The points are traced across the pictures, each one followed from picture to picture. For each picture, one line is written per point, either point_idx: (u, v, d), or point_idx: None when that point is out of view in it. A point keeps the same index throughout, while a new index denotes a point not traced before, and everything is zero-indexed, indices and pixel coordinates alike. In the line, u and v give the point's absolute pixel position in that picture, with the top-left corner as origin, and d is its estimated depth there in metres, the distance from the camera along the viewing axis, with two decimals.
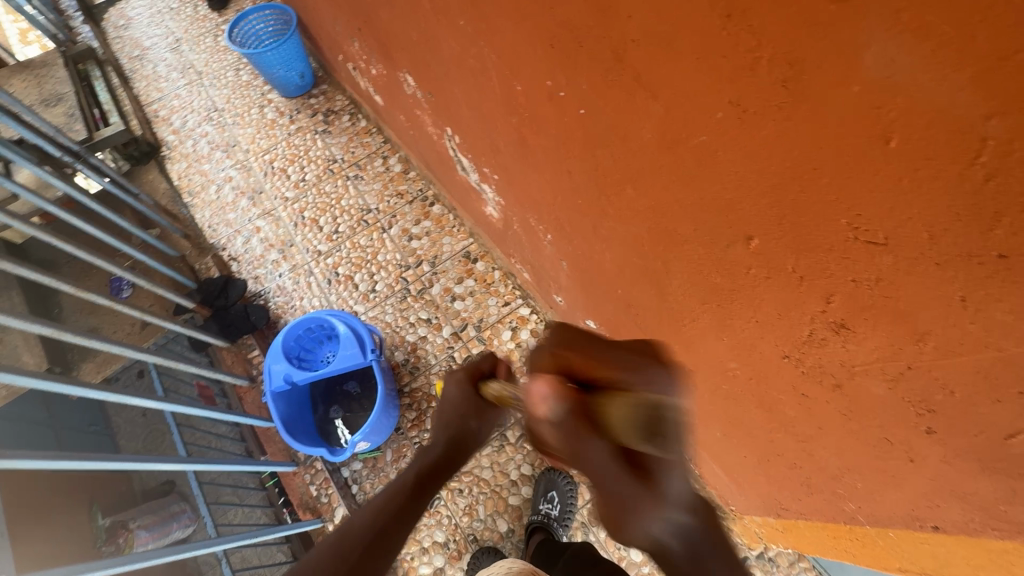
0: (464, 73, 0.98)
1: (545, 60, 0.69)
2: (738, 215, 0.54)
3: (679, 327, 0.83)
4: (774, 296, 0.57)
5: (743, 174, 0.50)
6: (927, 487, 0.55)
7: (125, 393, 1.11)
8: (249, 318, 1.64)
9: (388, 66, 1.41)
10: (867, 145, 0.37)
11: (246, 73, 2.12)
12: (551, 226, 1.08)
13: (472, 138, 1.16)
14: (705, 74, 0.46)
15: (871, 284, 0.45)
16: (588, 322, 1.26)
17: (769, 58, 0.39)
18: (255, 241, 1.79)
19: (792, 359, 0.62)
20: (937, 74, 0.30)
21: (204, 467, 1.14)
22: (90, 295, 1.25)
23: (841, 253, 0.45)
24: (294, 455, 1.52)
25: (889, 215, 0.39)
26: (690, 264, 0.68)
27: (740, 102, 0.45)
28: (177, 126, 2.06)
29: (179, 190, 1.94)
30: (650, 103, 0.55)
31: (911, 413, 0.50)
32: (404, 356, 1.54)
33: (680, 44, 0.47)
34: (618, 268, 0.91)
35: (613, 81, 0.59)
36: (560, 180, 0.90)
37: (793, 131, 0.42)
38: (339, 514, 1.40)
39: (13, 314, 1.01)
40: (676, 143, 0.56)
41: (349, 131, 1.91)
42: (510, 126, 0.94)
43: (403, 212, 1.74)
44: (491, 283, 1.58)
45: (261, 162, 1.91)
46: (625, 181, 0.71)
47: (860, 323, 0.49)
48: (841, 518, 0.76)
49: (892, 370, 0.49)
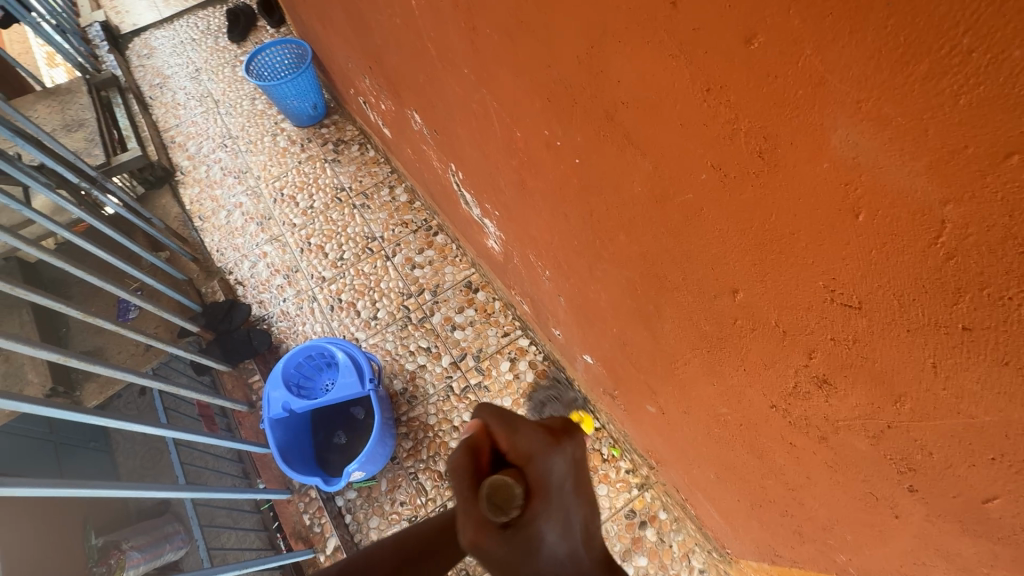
0: (468, 116, 1.02)
1: (542, 112, 0.73)
2: (723, 270, 0.56)
3: (672, 368, 0.85)
4: (760, 347, 0.59)
5: (727, 232, 0.51)
6: (911, 543, 0.55)
7: (123, 419, 1.12)
8: (251, 342, 1.65)
9: (397, 103, 1.46)
10: (839, 217, 0.39)
11: (261, 102, 2.20)
12: (549, 263, 1.10)
13: (475, 176, 1.20)
14: (689, 139, 0.48)
15: (849, 344, 0.46)
16: (585, 357, 1.27)
17: (746, 130, 0.42)
18: (261, 266, 1.83)
19: (780, 409, 0.63)
20: (894, 161, 0.32)
21: (199, 495, 1.14)
22: (96, 320, 1.27)
23: (819, 313, 0.47)
24: (289, 482, 1.51)
25: (861, 283, 0.41)
26: (680, 310, 0.70)
27: (721, 167, 0.47)
28: (192, 152, 2.13)
29: (191, 214, 1.99)
30: (639, 159, 0.58)
31: (894, 470, 0.50)
32: (402, 385, 1.55)
33: (665, 110, 0.49)
34: (613, 308, 0.93)
35: (605, 137, 0.62)
36: (557, 220, 0.92)
37: (770, 196, 0.44)
38: (332, 545, 1.39)
39: (22, 340, 1.02)
40: (665, 198, 0.58)
41: (357, 160, 1.97)
42: (511, 168, 0.97)
43: (407, 241, 1.77)
44: (491, 313, 1.60)
45: (271, 189, 1.97)
46: (618, 229, 0.73)
47: (841, 380, 0.50)
48: (832, 569, 0.76)
49: (874, 428, 0.49)
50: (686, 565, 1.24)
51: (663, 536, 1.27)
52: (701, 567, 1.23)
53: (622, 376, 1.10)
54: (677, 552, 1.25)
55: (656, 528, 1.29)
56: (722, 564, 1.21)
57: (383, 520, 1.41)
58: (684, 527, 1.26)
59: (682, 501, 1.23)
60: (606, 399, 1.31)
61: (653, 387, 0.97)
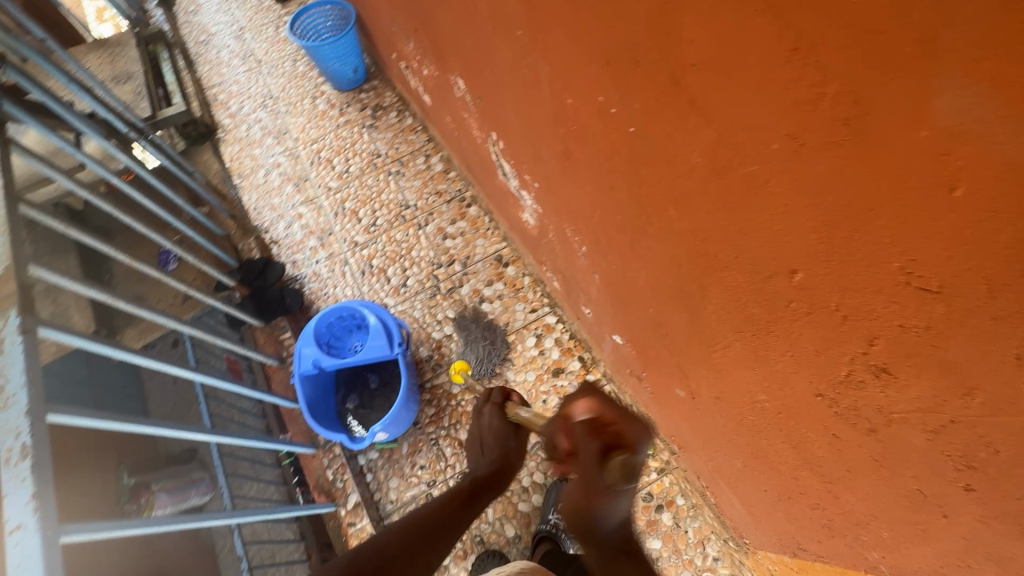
0: (516, 82, 1.00)
1: (598, 77, 0.70)
2: (784, 248, 0.54)
3: (709, 352, 0.83)
4: (814, 332, 0.56)
5: (794, 208, 0.49)
6: (959, 545, 0.53)
7: (159, 362, 1.16)
8: (284, 301, 1.69)
9: (441, 69, 1.44)
10: (932, 192, 0.36)
11: (303, 64, 2.20)
12: (586, 239, 1.09)
13: (516, 146, 1.18)
14: (764, 103, 0.46)
15: (920, 331, 0.43)
16: (614, 337, 1.26)
17: (834, 94, 0.39)
18: (296, 227, 1.85)
19: (826, 399, 0.61)
20: (1011, 129, 0.30)
21: (228, 440, 1.18)
22: (142, 266, 1.30)
23: (890, 297, 0.44)
24: (314, 437, 1.55)
25: (944, 264, 0.38)
26: (727, 291, 0.68)
27: (797, 135, 0.44)
28: (233, 111, 2.15)
29: (230, 171, 2.02)
30: (702, 128, 0.55)
31: (950, 467, 0.48)
32: (428, 352, 1.57)
33: (740, 72, 0.46)
34: (651, 287, 0.91)
35: (667, 102, 0.59)
36: (601, 194, 0.90)
37: (850, 168, 0.41)
38: (352, 500, 1.44)
39: (72, 278, 1.06)
40: (726, 170, 0.55)
41: (394, 127, 1.96)
42: (557, 138, 0.95)
43: (440, 211, 1.77)
44: (520, 288, 1.59)
45: (309, 151, 1.98)
46: (668, 203, 0.71)
47: (903, 370, 0.47)
48: (861, 565, 0.74)
49: (933, 422, 0.47)
50: (701, 552, 1.23)
51: (680, 522, 1.27)
52: (715, 556, 1.22)
53: (652, 357, 1.09)
54: (692, 538, 1.25)
55: (673, 513, 1.28)
56: (737, 554, 1.20)
57: (402, 481, 1.44)
58: (701, 514, 1.26)
59: (702, 489, 1.23)
60: (632, 381, 1.30)
61: (685, 370, 0.96)
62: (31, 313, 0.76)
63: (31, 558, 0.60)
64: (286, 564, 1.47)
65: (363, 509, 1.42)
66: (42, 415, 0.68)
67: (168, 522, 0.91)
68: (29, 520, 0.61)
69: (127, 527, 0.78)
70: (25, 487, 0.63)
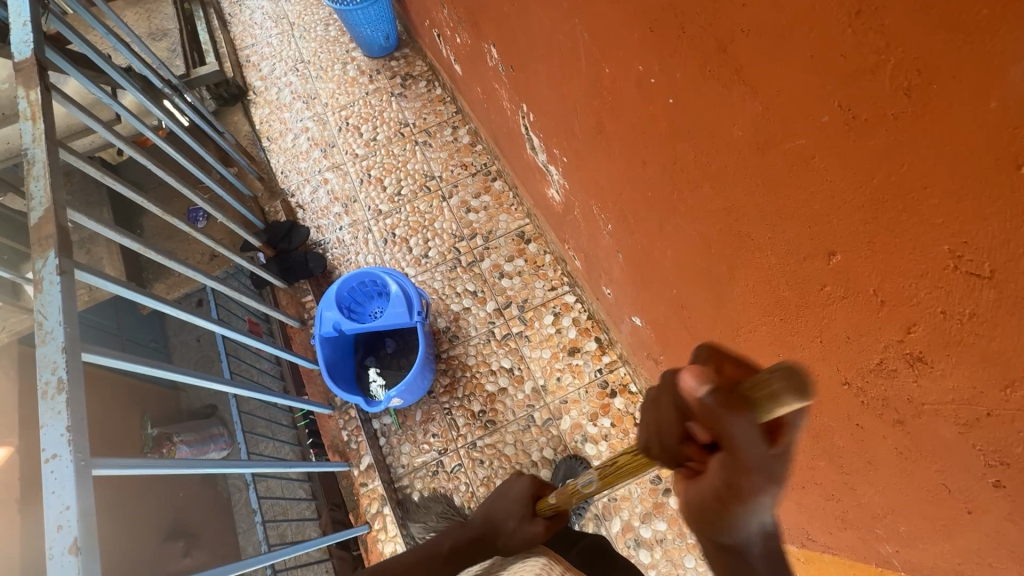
0: (552, 50, 0.97)
1: (640, 45, 0.68)
2: (823, 228, 0.52)
3: (732, 336, 0.81)
4: (847, 318, 0.55)
5: (838, 186, 0.47)
6: (981, 543, 0.51)
7: (188, 313, 1.19)
8: (307, 264, 1.71)
9: (475, 36, 1.41)
10: (993, 168, 0.34)
11: (335, 29, 2.18)
12: (613, 217, 1.07)
13: (547, 118, 1.16)
14: (817, 73, 0.44)
15: (964, 319, 0.42)
16: (634, 319, 1.25)
17: (897, 62, 0.37)
18: (321, 192, 1.86)
19: (852, 387, 0.59)
20: None
21: (250, 394, 1.21)
22: (173, 220, 1.32)
23: (934, 281, 0.42)
24: (331, 399, 1.58)
25: (999, 247, 0.36)
26: (758, 273, 0.66)
27: (850, 107, 0.42)
28: (264, 73, 2.15)
29: (260, 134, 2.03)
30: (747, 99, 0.53)
31: (980, 463, 0.47)
32: (446, 323, 1.57)
33: (794, 38, 0.44)
34: (676, 267, 0.89)
35: (711, 71, 0.57)
36: (633, 170, 0.88)
37: (906, 142, 0.39)
38: (366, 462, 1.47)
39: (108, 226, 1.08)
40: (769, 145, 0.53)
41: (423, 97, 1.94)
42: (590, 110, 0.93)
43: (464, 183, 1.76)
44: (540, 266, 1.59)
45: (338, 117, 1.98)
46: (703, 178, 0.69)
47: (940, 359, 0.46)
48: (875, 560, 0.74)
49: (967, 414, 0.46)
50: None
51: None
52: None
53: (671, 341, 1.08)
54: None
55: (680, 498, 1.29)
56: None
57: (414, 447, 1.48)
58: None
59: None
60: (648, 364, 1.30)
61: None
62: (69, 255, 0.78)
63: (65, 487, 0.62)
64: (297, 521, 1.53)
65: (375, 472, 1.45)
66: (77, 353, 0.71)
67: (190, 465, 0.94)
68: (63, 451, 0.64)
69: (153, 467, 0.81)
70: (61, 419, 0.65)
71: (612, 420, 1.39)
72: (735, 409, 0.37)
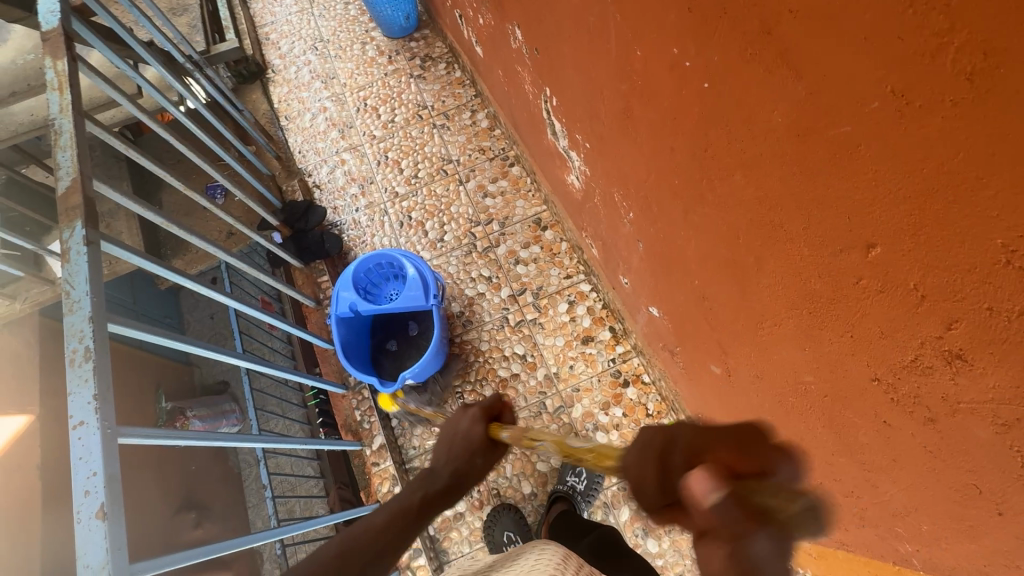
0: (581, 31, 0.95)
1: (676, 26, 0.66)
2: (864, 220, 0.50)
3: (755, 329, 0.81)
4: (882, 313, 0.54)
5: (884, 176, 0.46)
6: (1010, 544, 0.51)
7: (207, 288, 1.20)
8: (324, 245, 1.71)
9: (499, 17, 1.39)
10: None
11: (354, 9, 2.16)
12: (634, 205, 1.06)
13: (571, 102, 1.14)
14: (870, 57, 0.42)
15: (1011, 316, 0.40)
16: (650, 309, 1.24)
17: (961, 45, 0.35)
18: (339, 173, 1.86)
19: (883, 384, 0.59)
20: None
21: (267, 370, 1.22)
22: (193, 196, 1.32)
23: (982, 277, 0.41)
24: (345, 379, 1.59)
25: None
26: (788, 264, 0.65)
27: (904, 93, 0.40)
28: (283, 52, 2.14)
29: (278, 113, 2.02)
30: (791, 84, 0.51)
31: (1016, 464, 0.46)
32: (460, 308, 1.57)
33: (847, 21, 0.42)
34: (700, 258, 0.88)
35: (753, 54, 0.55)
36: (659, 157, 0.87)
37: (964, 131, 0.37)
38: (377, 442, 1.49)
39: (130, 199, 1.09)
40: (810, 132, 0.52)
41: (442, 79, 1.92)
42: (618, 94, 0.91)
43: (482, 168, 1.74)
44: (556, 253, 1.58)
45: (356, 98, 1.96)
46: (735, 167, 0.67)
47: (982, 358, 0.45)
48: (891, 558, 0.74)
49: (1005, 415, 0.45)
50: None
51: None
52: None
53: (689, 333, 1.07)
54: None
55: None
56: None
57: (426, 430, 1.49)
58: None
59: None
60: (663, 355, 1.29)
61: (724, 347, 0.94)
62: (94, 226, 0.79)
63: (92, 453, 0.63)
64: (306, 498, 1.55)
65: (387, 452, 1.48)
66: (103, 323, 0.71)
67: (208, 437, 0.95)
68: (90, 419, 0.65)
69: (174, 438, 0.82)
70: (87, 387, 0.66)
71: (624, 410, 1.39)
72: (750, 517, 0.41)
